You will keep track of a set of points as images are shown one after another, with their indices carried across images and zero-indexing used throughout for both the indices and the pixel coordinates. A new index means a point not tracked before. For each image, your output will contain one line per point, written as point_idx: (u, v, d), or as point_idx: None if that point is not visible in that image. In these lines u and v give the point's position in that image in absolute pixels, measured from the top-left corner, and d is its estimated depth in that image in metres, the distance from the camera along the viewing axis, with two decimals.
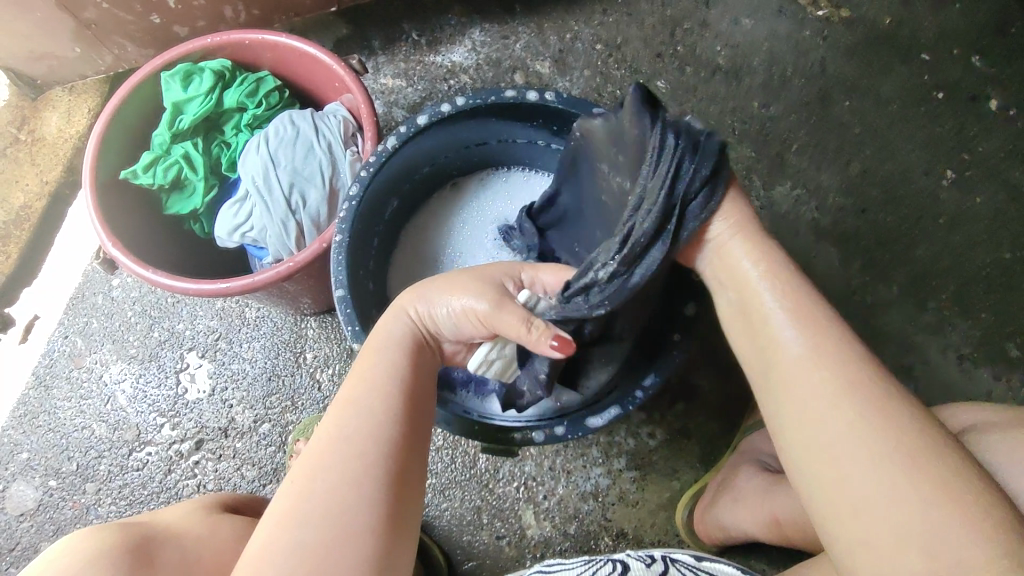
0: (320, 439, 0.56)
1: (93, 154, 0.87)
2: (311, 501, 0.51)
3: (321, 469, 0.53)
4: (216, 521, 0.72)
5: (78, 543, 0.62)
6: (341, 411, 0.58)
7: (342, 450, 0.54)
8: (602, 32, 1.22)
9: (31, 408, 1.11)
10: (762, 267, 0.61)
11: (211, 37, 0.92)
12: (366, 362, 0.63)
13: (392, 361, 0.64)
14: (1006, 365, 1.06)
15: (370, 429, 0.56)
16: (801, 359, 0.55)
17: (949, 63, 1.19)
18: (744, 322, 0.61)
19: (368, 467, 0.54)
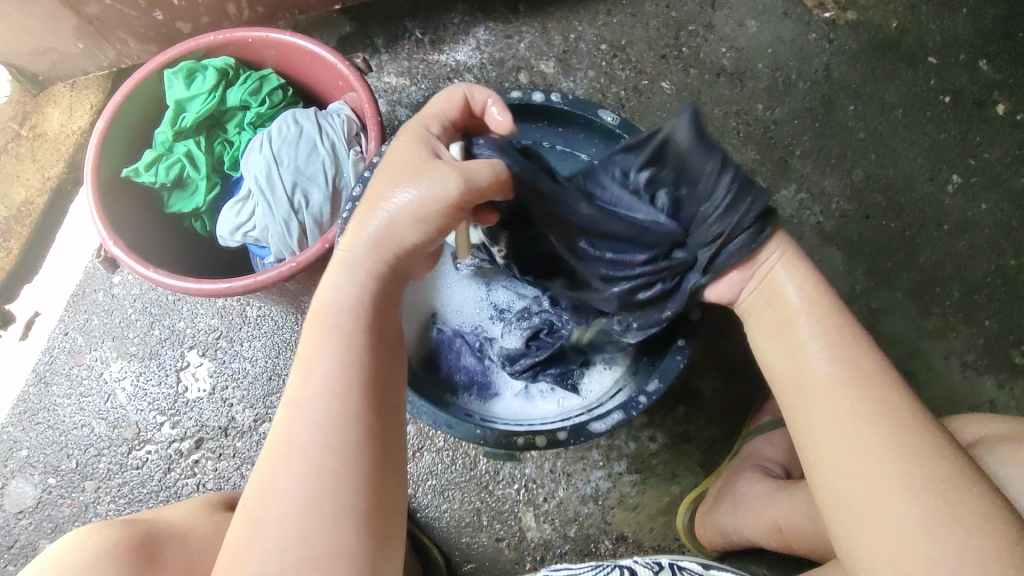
0: (279, 446, 0.53)
1: (95, 150, 0.87)
2: (272, 523, 0.51)
3: (283, 487, 0.52)
4: (221, 519, 0.71)
5: (83, 541, 0.62)
6: (295, 407, 0.54)
7: (302, 465, 0.52)
8: (607, 33, 1.21)
9: (31, 405, 1.10)
10: (800, 288, 0.64)
11: (215, 35, 0.92)
12: (319, 343, 0.57)
13: (353, 342, 0.57)
14: (1008, 373, 1.06)
15: (331, 437, 0.53)
16: (829, 381, 0.58)
17: (956, 69, 1.18)
18: (775, 339, 0.64)
19: (328, 485, 0.51)
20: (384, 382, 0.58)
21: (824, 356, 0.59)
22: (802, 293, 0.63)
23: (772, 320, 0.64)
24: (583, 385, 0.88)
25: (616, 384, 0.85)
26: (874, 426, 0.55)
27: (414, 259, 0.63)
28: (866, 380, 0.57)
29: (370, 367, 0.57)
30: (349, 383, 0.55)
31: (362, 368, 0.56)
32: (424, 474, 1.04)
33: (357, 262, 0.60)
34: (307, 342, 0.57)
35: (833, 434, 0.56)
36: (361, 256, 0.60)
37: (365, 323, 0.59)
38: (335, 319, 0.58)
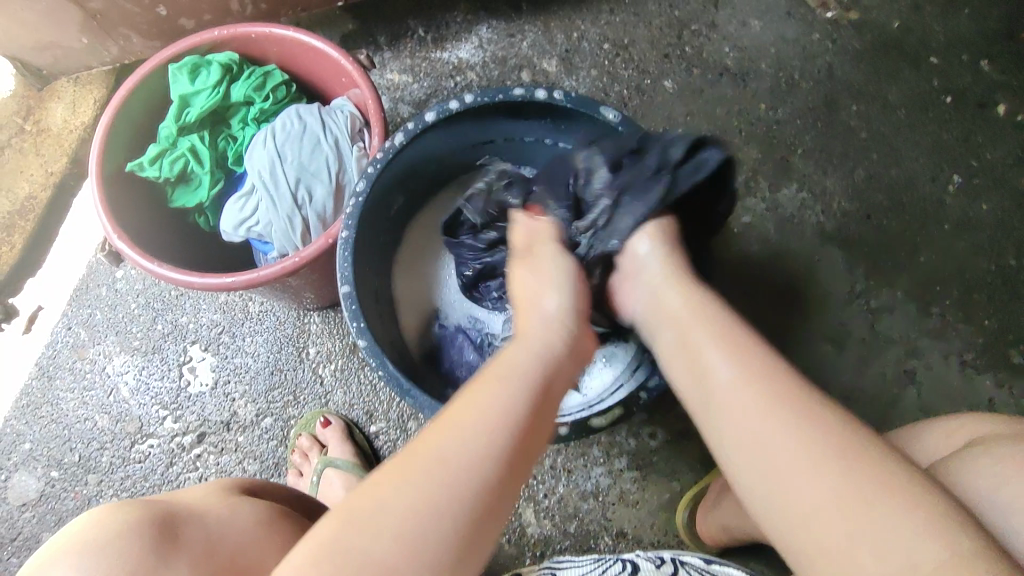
0: (403, 459, 0.49)
1: (100, 144, 0.87)
2: (356, 534, 0.45)
3: (387, 503, 0.46)
4: (234, 503, 0.72)
5: (104, 515, 0.63)
6: (481, 413, 0.51)
7: (416, 488, 0.46)
8: (610, 32, 1.21)
9: (34, 399, 1.11)
10: (683, 306, 0.64)
11: (219, 29, 0.92)
12: (484, 385, 0.54)
13: (515, 395, 0.53)
14: (1008, 372, 1.06)
15: (484, 461, 0.48)
16: (737, 389, 0.54)
17: (958, 69, 1.19)
18: (685, 366, 0.60)
19: (430, 518, 0.45)
20: (529, 455, 0.52)
21: (728, 364, 0.56)
22: (693, 314, 0.62)
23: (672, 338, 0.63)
24: (583, 382, 0.89)
25: (617, 380, 0.85)
26: (777, 413, 0.51)
27: (577, 347, 0.62)
28: (771, 374, 0.54)
29: (525, 428, 0.52)
30: (491, 428, 0.50)
31: (519, 426, 0.51)
32: None
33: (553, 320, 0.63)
34: (474, 380, 0.55)
35: (748, 433, 0.52)
36: (541, 331, 0.61)
37: (536, 391, 0.55)
38: (532, 360, 0.57)
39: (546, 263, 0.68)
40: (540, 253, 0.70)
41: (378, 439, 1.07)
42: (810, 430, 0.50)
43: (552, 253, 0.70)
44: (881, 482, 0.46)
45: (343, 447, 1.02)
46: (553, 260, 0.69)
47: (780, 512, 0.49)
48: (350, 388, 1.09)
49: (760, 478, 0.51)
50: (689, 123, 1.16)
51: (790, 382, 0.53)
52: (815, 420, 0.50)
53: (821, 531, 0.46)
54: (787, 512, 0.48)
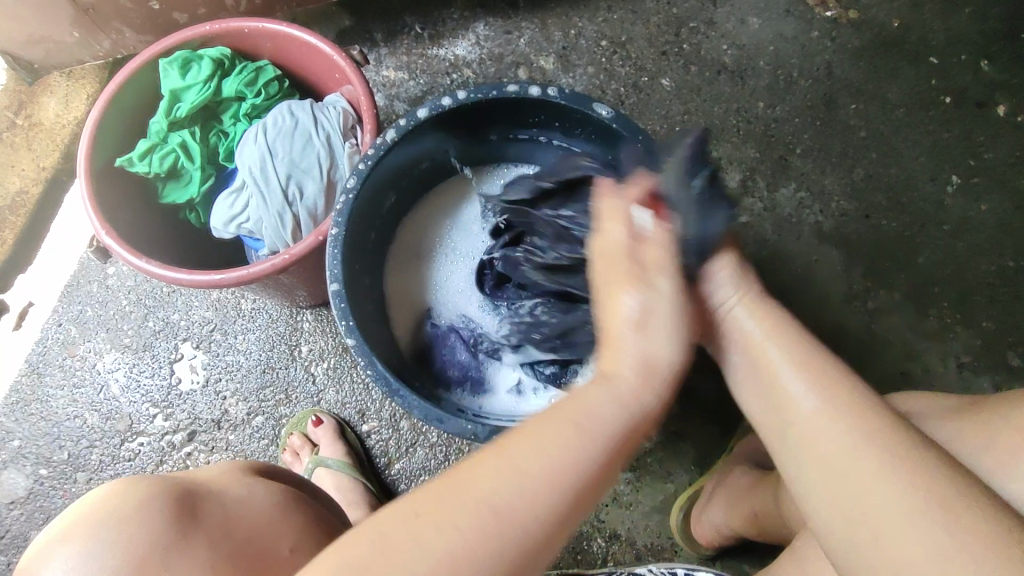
0: (448, 493, 0.47)
1: (88, 140, 0.86)
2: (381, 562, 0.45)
3: (422, 540, 0.45)
4: (251, 482, 0.72)
5: (128, 485, 0.65)
6: (539, 447, 0.48)
7: (449, 533, 0.45)
8: (607, 29, 1.21)
9: (24, 396, 1.10)
10: (759, 323, 0.58)
11: (211, 24, 0.91)
12: (545, 440, 0.48)
13: (577, 451, 0.48)
14: (1006, 374, 1.05)
15: (527, 513, 0.46)
16: (812, 416, 0.51)
17: (957, 69, 1.18)
18: (748, 379, 0.57)
19: (458, 564, 0.45)
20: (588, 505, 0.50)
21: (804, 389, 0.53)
22: (763, 328, 0.57)
23: (741, 364, 0.58)
24: (576, 383, 0.88)
25: None
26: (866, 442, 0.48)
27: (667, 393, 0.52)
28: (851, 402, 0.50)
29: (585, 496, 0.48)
30: (542, 479, 0.47)
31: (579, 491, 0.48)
32: (418, 469, 1.04)
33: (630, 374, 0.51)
34: (542, 424, 0.49)
35: (812, 453, 0.50)
36: (635, 382, 0.50)
37: (613, 447, 0.49)
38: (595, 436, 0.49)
39: (663, 303, 0.52)
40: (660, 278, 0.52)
41: (371, 437, 1.06)
42: (875, 444, 0.48)
43: (670, 273, 0.53)
44: (944, 499, 0.44)
45: (335, 446, 1.01)
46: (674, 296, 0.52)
47: (837, 519, 0.48)
48: (342, 387, 1.08)
49: (817, 489, 0.50)
50: (686, 122, 1.15)
51: (860, 397, 0.51)
52: (879, 440, 0.48)
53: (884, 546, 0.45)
54: (850, 527, 0.47)
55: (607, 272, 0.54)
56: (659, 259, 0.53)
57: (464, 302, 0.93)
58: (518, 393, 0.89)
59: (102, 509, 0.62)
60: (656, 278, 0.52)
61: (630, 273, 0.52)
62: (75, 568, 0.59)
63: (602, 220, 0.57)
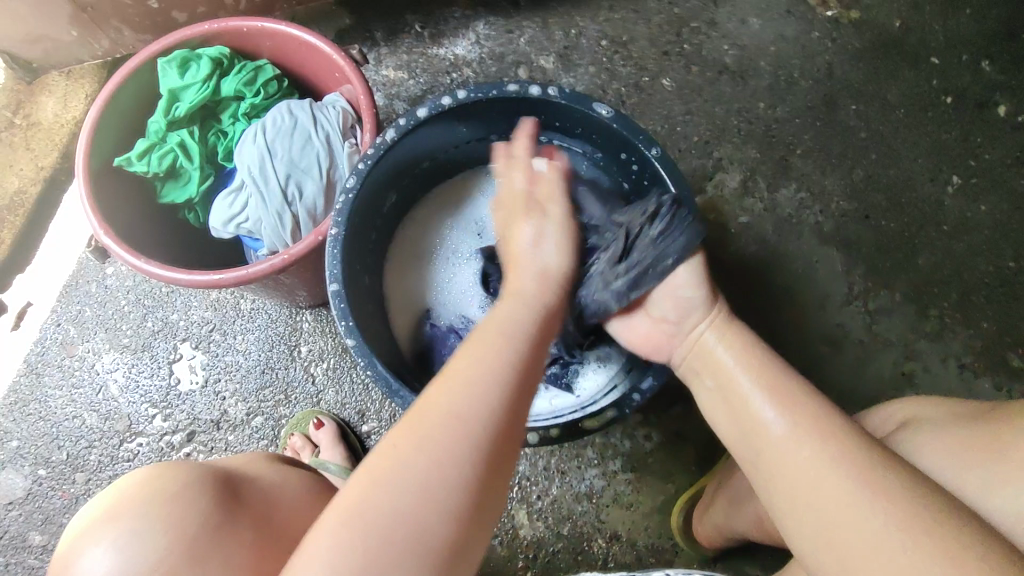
0: (403, 424, 0.49)
1: (87, 139, 0.85)
2: (361, 515, 0.45)
3: (395, 471, 0.46)
4: (284, 470, 0.75)
5: (163, 469, 0.65)
6: (472, 349, 0.54)
7: (418, 454, 0.47)
8: (608, 29, 1.20)
9: (23, 396, 1.09)
10: (728, 349, 0.66)
11: (210, 23, 0.90)
12: (475, 352, 0.54)
13: (506, 351, 0.54)
14: (1007, 375, 1.05)
15: (488, 396, 0.50)
16: (780, 433, 0.56)
17: (958, 69, 1.17)
18: (724, 410, 0.64)
19: (440, 483, 0.46)
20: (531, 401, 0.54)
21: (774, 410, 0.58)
22: (734, 355, 0.65)
23: (712, 388, 0.66)
24: (577, 384, 0.87)
25: (610, 383, 0.84)
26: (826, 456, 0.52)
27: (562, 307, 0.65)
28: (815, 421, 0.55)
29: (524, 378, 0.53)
30: (490, 378, 0.51)
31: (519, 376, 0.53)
32: None
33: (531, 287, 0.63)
34: (468, 347, 0.55)
35: (783, 474, 0.55)
36: (532, 287, 0.63)
37: (534, 348, 0.57)
38: (508, 331, 0.56)
39: (551, 225, 0.70)
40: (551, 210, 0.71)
41: (371, 438, 1.06)
42: (838, 465, 0.51)
43: (556, 210, 0.71)
44: (906, 515, 0.47)
45: (336, 452, 1.00)
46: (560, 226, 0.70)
47: (805, 535, 0.52)
48: (342, 388, 1.08)
49: (787, 507, 0.54)
50: (687, 122, 1.15)
51: (828, 422, 0.55)
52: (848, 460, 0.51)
53: (848, 559, 0.48)
54: (816, 544, 0.51)
55: (507, 208, 0.72)
56: (548, 195, 0.72)
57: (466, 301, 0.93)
58: None
59: (142, 485, 0.62)
60: (546, 210, 0.71)
61: (524, 207, 0.71)
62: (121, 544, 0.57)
63: (508, 171, 0.75)
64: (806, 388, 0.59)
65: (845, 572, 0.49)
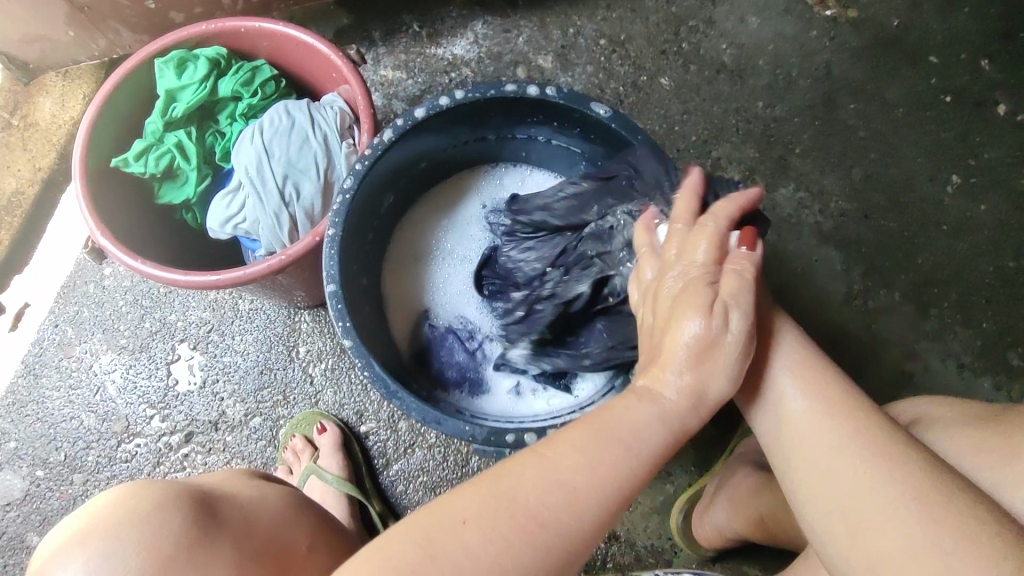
0: (494, 503, 0.47)
1: (83, 140, 0.85)
2: (424, 559, 0.45)
3: (463, 539, 0.45)
4: (260, 486, 0.75)
5: (144, 486, 0.65)
6: (593, 455, 0.49)
7: (493, 534, 0.45)
8: (606, 28, 1.20)
9: (20, 397, 1.09)
10: (767, 333, 0.61)
11: (207, 23, 0.90)
12: (581, 459, 0.49)
13: (621, 466, 0.49)
14: (1007, 374, 1.05)
15: (578, 514, 0.47)
16: (807, 416, 0.54)
17: (957, 67, 1.17)
18: (747, 372, 0.60)
19: (502, 573, 0.44)
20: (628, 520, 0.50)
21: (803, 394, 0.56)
22: (769, 335, 0.61)
23: None
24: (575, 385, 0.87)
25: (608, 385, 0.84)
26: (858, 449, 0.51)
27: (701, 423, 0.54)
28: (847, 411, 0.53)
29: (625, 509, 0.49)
30: (590, 488, 0.48)
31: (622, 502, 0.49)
32: (416, 470, 1.04)
33: (671, 400, 0.52)
34: (585, 434, 0.50)
35: (808, 459, 0.53)
36: (679, 402, 0.52)
37: (655, 464, 0.51)
38: (638, 449, 0.50)
39: (730, 349, 0.53)
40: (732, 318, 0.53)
41: (369, 439, 1.06)
42: (858, 446, 0.51)
43: (744, 311, 0.53)
44: (936, 513, 0.46)
45: (337, 461, 1.00)
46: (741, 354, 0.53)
47: (823, 515, 0.51)
48: (341, 388, 1.08)
49: (803, 487, 0.53)
50: (685, 121, 1.15)
51: (851, 403, 0.54)
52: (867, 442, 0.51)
53: (867, 540, 0.48)
54: (833, 522, 0.50)
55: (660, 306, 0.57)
56: (735, 292, 0.54)
57: (462, 302, 0.93)
58: (516, 394, 0.89)
59: (120, 503, 0.62)
60: (724, 305, 0.53)
61: (705, 303, 0.53)
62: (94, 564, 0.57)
63: (695, 237, 0.59)
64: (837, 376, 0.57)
65: (862, 552, 0.48)
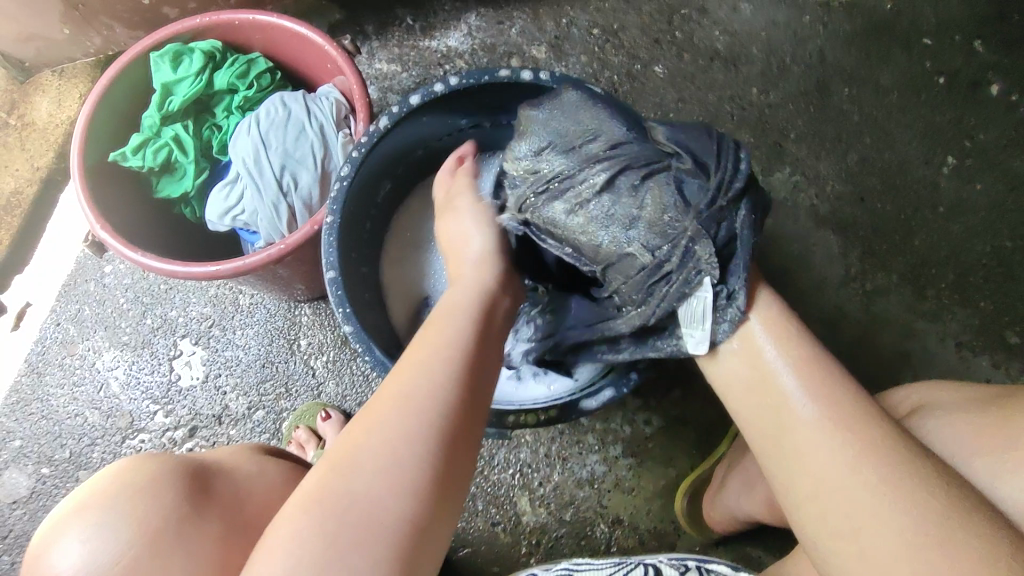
0: (368, 414, 0.54)
1: (81, 135, 0.86)
2: (333, 480, 0.50)
3: (365, 452, 0.51)
4: (263, 461, 0.74)
5: (146, 460, 0.66)
6: (424, 347, 0.59)
7: (391, 437, 0.51)
8: (599, 19, 1.20)
9: (24, 395, 1.10)
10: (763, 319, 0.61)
11: (201, 17, 0.91)
12: (419, 353, 0.59)
13: (453, 346, 0.59)
14: (1005, 353, 1.05)
15: (433, 397, 0.54)
16: (814, 427, 0.55)
17: (950, 50, 1.18)
18: (748, 384, 0.61)
19: (402, 461, 0.50)
20: (478, 400, 0.58)
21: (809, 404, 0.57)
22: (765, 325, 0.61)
23: (739, 360, 0.62)
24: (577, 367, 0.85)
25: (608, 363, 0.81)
26: (868, 471, 0.52)
27: (497, 312, 0.67)
28: (859, 426, 0.54)
29: (471, 377, 0.57)
30: (443, 370, 0.56)
31: (466, 376, 0.57)
32: None
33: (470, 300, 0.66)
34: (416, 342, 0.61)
35: (809, 470, 0.55)
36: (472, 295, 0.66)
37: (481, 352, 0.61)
38: (449, 328, 0.61)
39: (471, 208, 0.74)
40: (461, 204, 0.76)
41: None
42: (870, 463, 0.52)
43: (473, 202, 0.75)
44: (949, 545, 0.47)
45: None
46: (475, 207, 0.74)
47: (831, 539, 0.53)
48: (342, 380, 1.08)
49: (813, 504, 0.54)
50: (680, 109, 1.15)
51: (864, 418, 0.55)
52: (879, 458, 0.52)
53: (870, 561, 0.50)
54: (837, 541, 0.52)
55: (445, 227, 0.76)
56: (484, 217, 0.73)
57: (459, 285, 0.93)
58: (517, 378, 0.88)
59: (118, 477, 0.63)
60: (467, 207, 0.75)
61: (465, 185, 0.78)
62: (91, 537, 0.58)
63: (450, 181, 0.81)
64: (844, 379, 0.58)
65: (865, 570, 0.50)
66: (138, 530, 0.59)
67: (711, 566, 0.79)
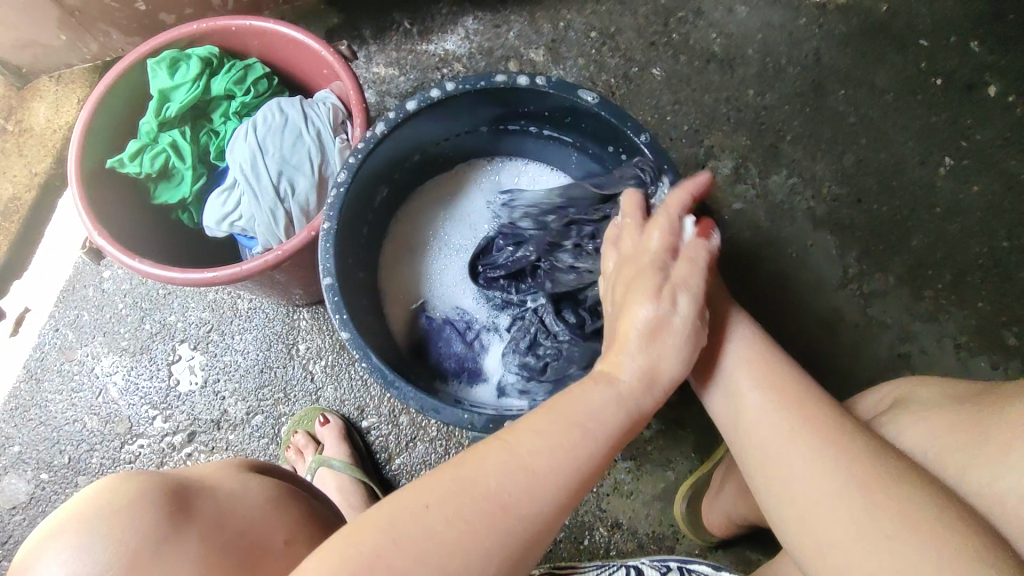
0: (455, 483, 0.48)
1: (78, 143, 0.86)
2: (388, 547, 0.45)
3: (428, 528, 0.46)
4: (246, 479, 0.74)
5: (127, 479, 0.65)
6: (537, 428, 0.51)
7: (458, 528, 0.46)
8: (595, 22, 1.20)
9: (23, 402, 1.10)
10: (719, 320, 0.67)
11: (198, 23, 0.91)
12: (532, 435, 0.51)
13: (579, 451, 0.50)
14: (1003, 354, 1.05)
15: (528, 496, 0.48)
16: (757, 406, 0.58)
17: (946, 51, 1.18)
18: (709, 378, 0.65)
19: (468, 556, 0.45)
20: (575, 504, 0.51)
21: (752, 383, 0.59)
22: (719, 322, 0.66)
23: (700, 357, 0.66)
24: None
25: None
26: (803, 438, 0.53)
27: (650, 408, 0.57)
28: (795, 400, 0.56)
29: (579, 485, 0.50)
30: (554, 474, 0.49)
31: (571, 482, 0.50)
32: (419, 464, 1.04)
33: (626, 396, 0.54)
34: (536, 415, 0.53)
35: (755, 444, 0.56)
36: (631, 385, 0.55)
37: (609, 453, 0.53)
38: (587, 429, 0.52)
39: (670, 317, 0.56)
40: (680, 297, 0.57)
41: (371, 433, 1.06)
42: (808, 432, 0.54)
43: (693, 297, 0.58)
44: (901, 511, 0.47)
45: (339, 446, 1.01)
46: (694, 312, 0.57)
47: (785, 515, 0.53)
48: (341, 384, 1.08)
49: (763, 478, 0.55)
50: (677, 112, 1.15)
51: (805, 391, 0.57)
52: (814, 428, 0.54)
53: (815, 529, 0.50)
54: (788, 511, 0.52)
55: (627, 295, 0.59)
56: (686, 277, 0.59)
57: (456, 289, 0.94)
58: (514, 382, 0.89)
59: (98, 498, 0.62)
60: (675, 291, 0.58)
61: (652, 288, 0.58)
62: (70, 557, 0.58)
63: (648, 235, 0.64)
64: (792, 367, 0.61)
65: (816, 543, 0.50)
66: (120, 549, 0.59)
67: (692, 566, 0.80)
